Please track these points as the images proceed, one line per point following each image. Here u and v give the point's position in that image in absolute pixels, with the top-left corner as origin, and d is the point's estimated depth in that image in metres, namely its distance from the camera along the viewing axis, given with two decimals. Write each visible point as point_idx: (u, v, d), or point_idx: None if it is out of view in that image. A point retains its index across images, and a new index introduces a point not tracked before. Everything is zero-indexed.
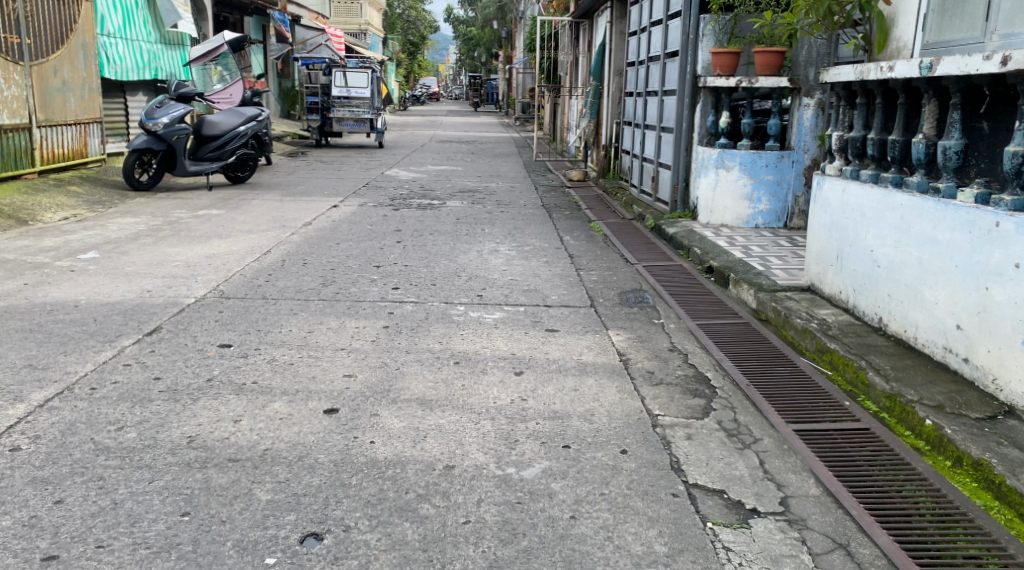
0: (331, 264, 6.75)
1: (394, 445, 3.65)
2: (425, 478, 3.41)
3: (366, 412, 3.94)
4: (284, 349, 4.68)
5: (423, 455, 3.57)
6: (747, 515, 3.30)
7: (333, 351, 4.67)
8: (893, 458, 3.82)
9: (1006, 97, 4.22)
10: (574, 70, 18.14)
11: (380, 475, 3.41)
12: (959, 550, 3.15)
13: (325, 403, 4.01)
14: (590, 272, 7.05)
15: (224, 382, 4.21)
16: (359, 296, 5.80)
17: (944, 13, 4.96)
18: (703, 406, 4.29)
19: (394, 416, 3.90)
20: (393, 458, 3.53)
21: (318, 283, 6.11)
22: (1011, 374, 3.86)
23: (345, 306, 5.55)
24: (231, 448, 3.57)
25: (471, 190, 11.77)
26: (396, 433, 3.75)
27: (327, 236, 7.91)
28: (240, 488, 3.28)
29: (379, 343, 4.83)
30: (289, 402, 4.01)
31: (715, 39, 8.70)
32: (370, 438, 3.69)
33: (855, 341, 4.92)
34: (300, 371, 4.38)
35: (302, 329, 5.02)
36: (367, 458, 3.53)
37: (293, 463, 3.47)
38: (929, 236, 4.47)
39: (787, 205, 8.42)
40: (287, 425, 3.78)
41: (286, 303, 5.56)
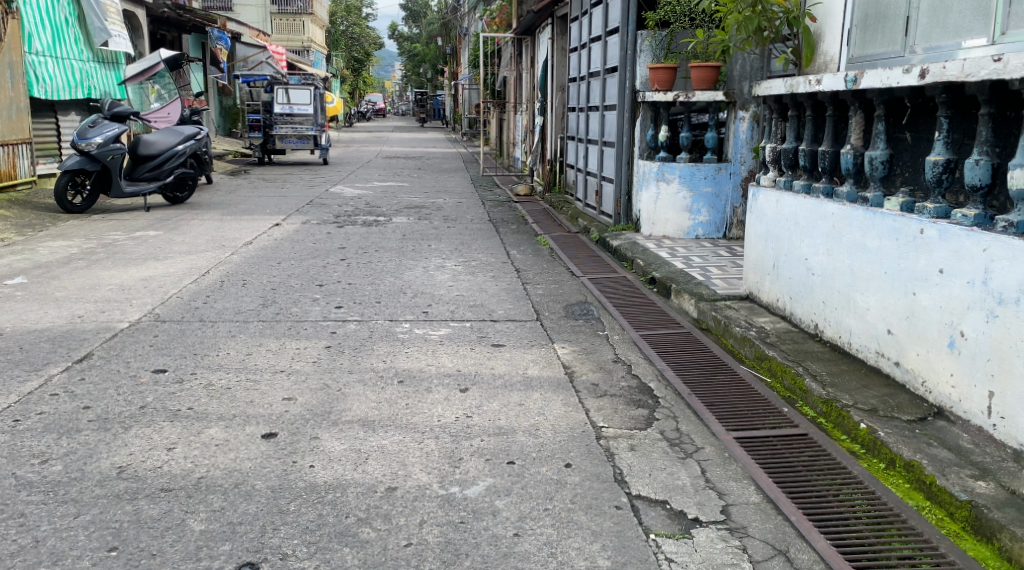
0: (271, 283, 6.68)
1: (334, 469, 3.61)
2: (366, 501, 3.38)
3: (306, 435, 3.90)
4: (221, 373, 4.61)
5: (364, 478, 3.54)
6: (689, 525, 3.34)
7: (272, 374, 4.61)
8: (830, 463, 3.89)
9: (926, 109, 4.37)
10: (518, 86, 18.30)
11: (319, 500, 3.37)
12: (893, 551, 3.20)
13: (262, 428, 3.96)
14: (536, 286, 7.07)
15: (158, 409, 4.13)
16: (301, 316, 5.76)
17: (866, 28, 5.11)
18: (645, 416, 4.33)
19: (334, 439, 3.87)
20: (332, 483, 3.50)
21: (258, 303, 6.04)
22: (939, 377, 3.96)
23: (286, 326, 5.49)
24: (163, 477, 3.50)
25: (417, 206, 11.74)
26: (336, 456, 3.71)
27: (267, 255, 7.82)
28: (172, 520, 3.22)
29: (321, 364, 4.79)
30: (225, 427, 3.95)
31: (652, 55, 8.83)
32: (309, 463, 3.65)
33: (792, 348, 5.02)
34: (237, 395, 4.31)
35: (240, 351, 4.96)
36: (306, 483, 3.49)
37: (229, 491, 3.42)
38: (859, 244, 4.59)
39: (725, 216, 8.60)
40: (224, 451, 3.73)
41: (224, 325, 5.49)
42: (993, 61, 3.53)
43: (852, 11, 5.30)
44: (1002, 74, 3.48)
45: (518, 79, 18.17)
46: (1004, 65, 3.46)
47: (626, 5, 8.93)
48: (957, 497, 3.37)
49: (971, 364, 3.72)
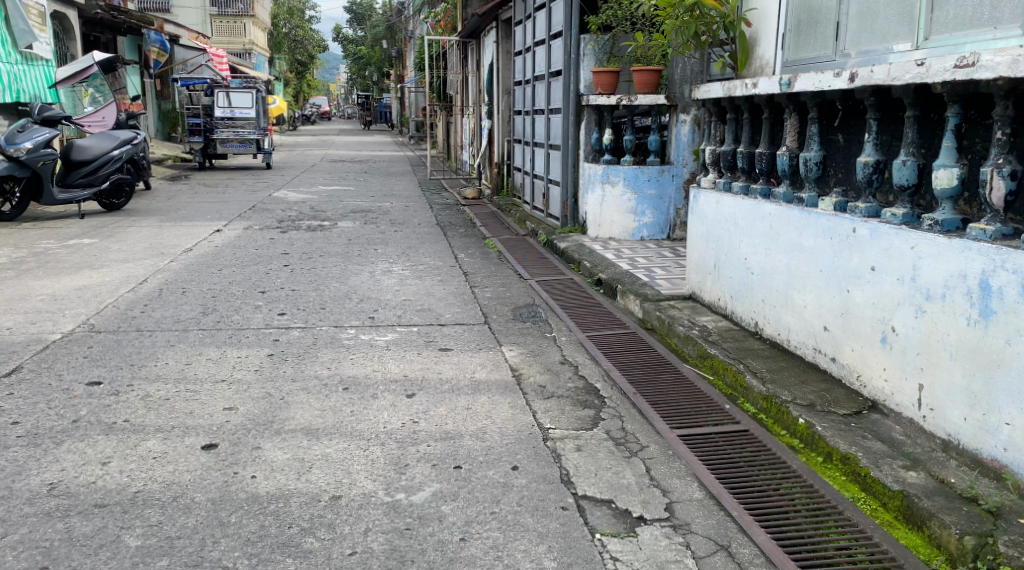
0: (212, 291, 6.60)
1: (277, 479, 3.60)
2: (309, 511, 3.37)
3: (248, 445, 3.87)
4: (159, 385, 4.54)
5: (308, 487, 3.54)
6: (634, 524, 3.39)
7: (213, 384, 4.56)
8: (770, 457, 3.98)
9: (856, 111, 4.50)
10: (464, 89, 18.33)
11: (261, 511, 3.36)
12: (830, 542, 3.29)
13: (202, 439, 3.92)
14: (484, 289, 7.10)
15: (92, 422, 4.06)
16: (243, 324, 5.70)
17: (799, 33, 5.24)
18: (592, 416, 4.39)
19: (276, 448, 3.85)
20: (275, 493, 3.48)
21: (198, 312, 5.97)
22: (873, 371, 4.07)
23: (227, 335, 5.43)
24: (97, 493, 3.45)
25: (363, 210, 11.69)
26: (279, 466, 3.69)
27: (207, 262, 7.72)
28: (106, 536, 3.18)
29: (263, 373, 4.76)
30: (163, 439, 3.90)
31: (596, 59, 8.93)
32: (251, 473, 3.63)
33: (733, 346, 5.12)
34: (176, 406, 4.27)
35: (179, 361, 4.90)
36: (247, 494, 3.48)
37: (167, 505, 3.38)
38: (795, 243, 4.70)
39: (669, 217, 8.73)
40: (163, 464, 3.69)
41: (162, 335, 5.41)
42: (916, 65, 3.64)
43: (786, 15, 5.42)
44: (924, 78, 3.59)
45: (464, 82, 18.19)
46: (925, 69, 3.58)
47: (569, 10, 9.01)
48: (890, 488, 3.46)
49: (902, 358, 3.84)
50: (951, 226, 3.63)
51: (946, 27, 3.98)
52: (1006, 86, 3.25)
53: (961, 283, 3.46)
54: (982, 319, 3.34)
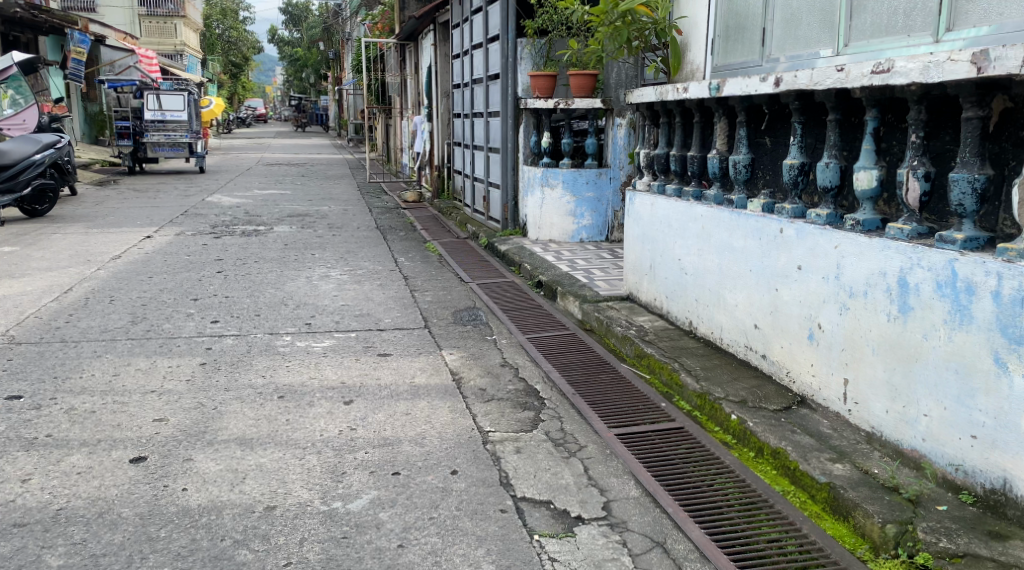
0: (141, 299, 6.50)
1: (209, 490, 3.57)
2: (243, 522, 3.35)
3: (178, 457, 3.84)
4: (85, 397, 4.47)
5: (241, 498, 3.52)
6: (572, 524, 3.45)
7: (142, 395, 4.50)
8: (704, 454, 4.08)
9: (782, 115, 4.62)
10: (403, 92, 18.27)
11: (192, 524, 3.33)
12: (761, 535, 3.39)
13: (130, 452, 3.87)
14: (424, 293, 7.11)
15: (11, 438, 3.97)
16: (174, 333, 5.63)
17: (728, 39, 5.37)
18: (531, 418, 4.44)
19: (208, 460, 3.82)
20: (207, 505, 3.46)
21: (126, 321, 5.87)
22: (801, 367, 4.19)
23: (157, 344, 5.36)
24: (17, 512, 3.39)
25: (300, 214, 11.60)
26: (211, 478, 3.67)
27: (136, 269, 7.59)
28: (27, 556, 3.13)
29: (195, 383, 4.70)
30: (88, 454, 3.84)
31: (532, 62, 9.08)
32: (182, 486, 3.60)
33: (669, 345, 5.22)
34: (102, 419, 4.20)
35: (106, 372, 4.82)
36: (178, 507, 3.45)
37: (92, 521, 3.34)
38: (726, 244, 4.82)
39: (608, 219, 8.85)
40: (88, 479, 3.63)
41: (88, 345, 5.31)
42: (836, 70, 3.76)
43: (715, 20, 5.54)
44: (843, 83, 3.72)
45: (403, 85, 18.13)
46: (845, 74, 3.69)
47: (505, 14, 9.08)
48: (817, 480, 3.57)
49: (828, 354, 3.96)
50: (872, 226, 3.77)
51: (865, 34, 4.10)
52: (919, 91, 3.37)
53: (881, 281, 3.59)
54: (901, 315, 3.47)
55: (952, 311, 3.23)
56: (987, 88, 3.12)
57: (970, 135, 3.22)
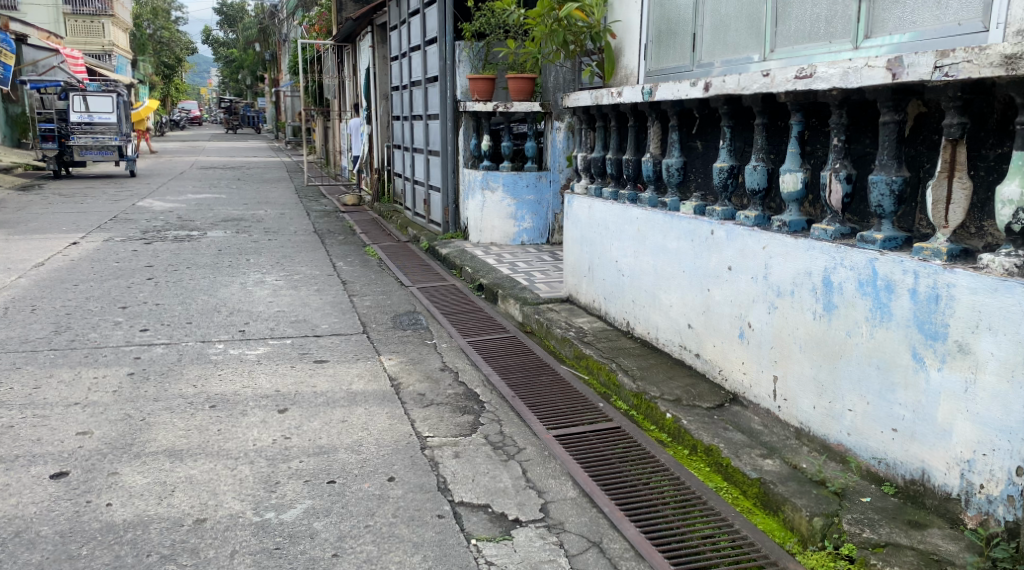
0: (65, 308, 6.34)
1: (135, 505, 3.51)
2: (170, 536, 3.31)
3: (103, 471, 3.76)
4: (4, 411, 4.35)
5: (169, 512, 3.46)
6: (509, 527, 3.47)
7: (65, 408, 4.40)
8: (640, 453, 4.13)
9: (712, 119, 4.71)
10: (341, 93, 18.13)
11: (117, 540, 3.27)
12: (695, 531, 3.45)
13: (52, 467, 3.79)
14: (363, 297, 7.07)
15: None
16: (100, 342, 5.51)
17: (660, 44, 5.44)
18: (471, 422, 4.45)
19: (135, 473, 3.75)
20: (132, 520, 3.40)
21: (49, 331, 5.73)
22: (733, 365, 4.27)
23: (82, 354, 5.24)
24: None
25: (235, 219, 11.43)
26: (137, 491, 3.60)
27: (61, 277, 7.40)
28: None
29: (122, 394, 4.61)
30: (7, 470, 3.75)
31: (470, 65, 9.05)
32: (106, 501, 3.53)
33: (607, 345, 5.27)
34: (22, 434, 4.10)
35: (27, 385, 4.70)
36: (101, 523, 3.38)
37: (9, 541, 3.26)
38: (661, 245, 4.89)
39: (548, 222, 8.92)
40: (6, 497, 3.54)
41: (8, 357, 5.17)
42: (762, 76, 3.83)
43: (648, 25, 5.61)
44: (769, 88, 3.79)
45: (341, 86, 18.00)
46: (770, 79, 3.77)
47: (442, 16, 9.06)
48: (748, 476, 3.65)
49: (759, 352, 4.04)
50: (797, 227, 3.86)
51: (790, 40, 4.19)
52: (839, 96, 3.46)
53: (806, 280, 3.68)
54: (827, 313, 3.56)
55: (873, 308, 3.33)
56: (903, 93, 3.22)
57: (887, 138, 3.32)
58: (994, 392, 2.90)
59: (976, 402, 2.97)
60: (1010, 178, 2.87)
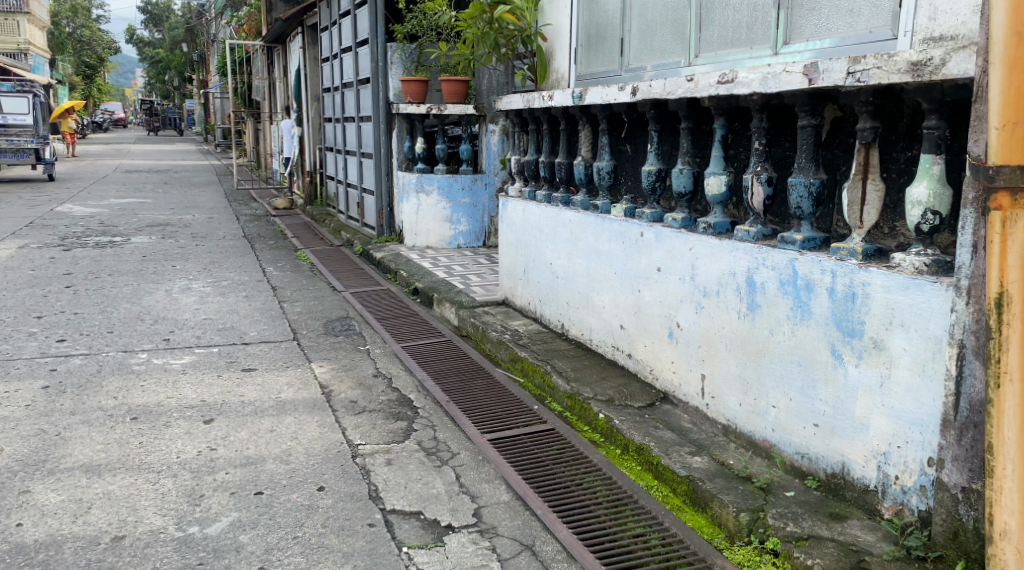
0: None
1: (49, 524, 3.41)
2: (86, 555, 3.22)
3: (14, 490, 3.65)
4: None
5: (85, 530, 3.37)
6: (441, 533, 3.46)
7: None
8: (573, 454, 4.16)
9: (640, 122, 4.77)
10: (272, 94, 17.87)
11: (29, 562, 3.18)
12: (626, 531, 3.48)
13: None
14: (294, 303, 6.99)
15: None
16: (14, 354, 5.34)
17: (589, 48, 5.49)
18: (404, 428, 4.43)
19: (49, 490, 3.65)
20: (46, 540, 3.30)
21: None
22: (663, 365, 4.33)
23: None
24: None
25: (161, 224, 11.19)
26: (51, 510, 3.51)
27: None
28: None
29: (36, 408, 4.47)
30: None
31: (403, 67, 9.01)
32: (18, 521, 3.43)
33: (541, 348, 5.30)
34: None
35: None
36: (13, 544, 3.28)
37: None
38: (593, 247, 4.93)
39: (484, 225, 8.94)
40: None
41: None
42: (686, 81, 3.89)
43: (576, 30, 5.66)
44: (693, 93, 3.85)
45: (272, 87, 17.75)
46: (694, 84, 3.83)
47: (374, 18, 9.01)
48: (677, 474, 3.70)
49: (688, 351, 4.10)
50: (722, 229, 3.93)
51: (713, 45, 4.27)
52: (760, 101, 3.54)
53: (731, 280, 3.75)
54: (751, 312, 3.64)
55: (794, 307, 3.41)
56: (819, 97, 3.30)
57: (805, 142, 3.40)
58: (907, 386, 2.99)
59: (891, 396, 3.05)
60: (919, 179, 2.95)
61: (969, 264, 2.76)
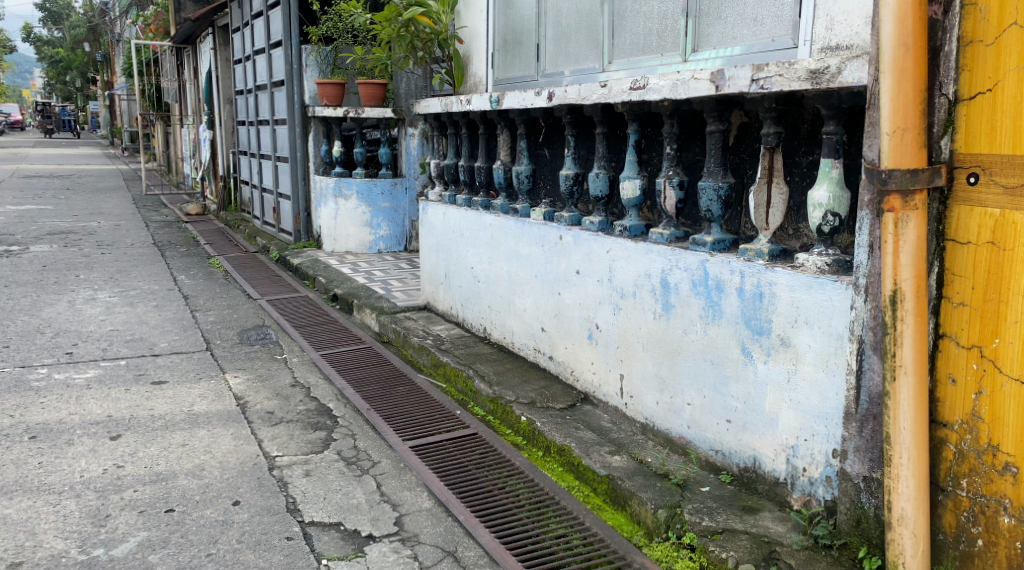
0: None
1: None
2: None
3: None
4: None
5: None
6: (362, 543, 3.44)
7: None
8: (496, 457, 4.18)
9: (557, 127, 4.81)
10: (181, 97, 17.46)
11: None
12: (548, 533, 3.51)
13: None
14: (206, 312, 6.84)
15: None
16: None
17: (507, 53, 5.52)
18: (323, 438, 4.38)
19: None
20: None
21: None
22: (583, 366, 4.38)
23: None
24: None
25: (63, 232, 10.82)
26: None
27: None
28: None
29: None
30: None
31: (318, 69, 8.89)
32: None
33: (464, 352, 5.30)
34: None
35: None
36: None
37: None
38: (513, 251, 4.96)
39: (404, 229, 8.96)
40: None
41: None
42: (600, 86, 3.95)
43: (493, 35, 5.69)
44: (607, 98, 3.91)
45: (180, 90, 17.34)
46: (608, 90, 3.89)
47: (287, 19, 8.90)
48: (597, 473, 3.75)
49: (606, 352, 4.16)
50: (637, 231, 4.00)
51: (625, 52, 4.34)
52: (670, 107, 3.62)
53: (646, 282, 3.82)
54: (666, 313, 3.71)
55: (706, 307, 3.49)
56: (726, 104, 3.39)
57: (714, 147, 3.49)
58: (813, 381, 3.09)
59: (798, 391, 3.16)
60: (819, 183, 3.06)
61: (867, 263, 2.87)
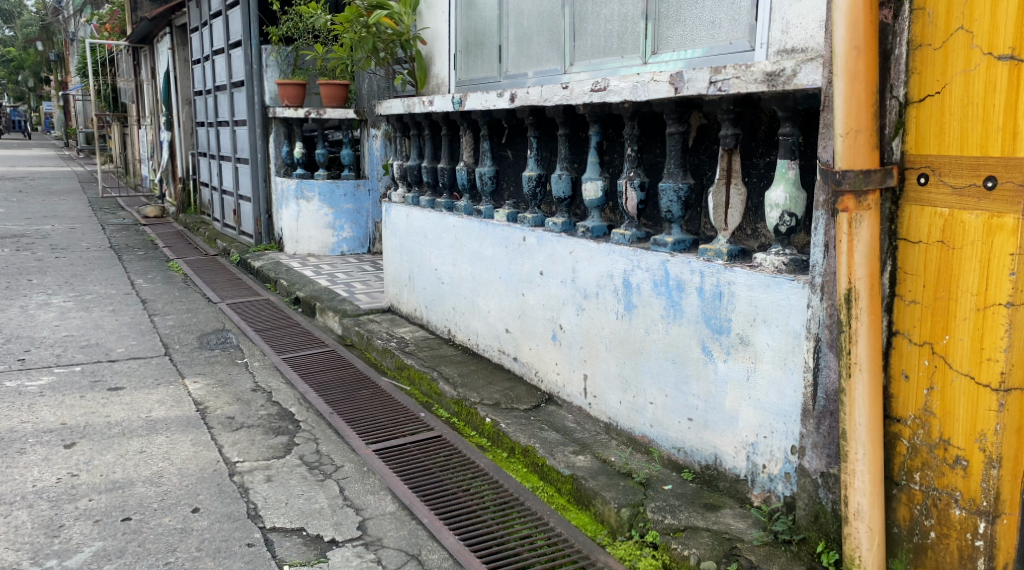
0: None
1: None
2: None
3: None
4: None
5: None
6: (325, 548, 3.43)
7: None
8: (460, 459, 4.18)
9: (519, 128, 4.83)
10: (138, 98, 17.24)
11: None
12: (512, 534, 3.52)
13: None
14: (165, 317, 6.76)
15: None
16: None
17: (469, 54, 5.53)
18: (285, 443, 4.36)
19: None
20: None
21: None
22: (547, 366, 4.40)
23: None
24: None
25: (16, 235, 10.62)
26: None
27: None
28: None
29: None
30: None
31: (279, 70, 8.83)
32: None
33: (428, 354, 5.29)
34: None
35: None
36: None
37: None
38: (477, 252, 4.97)
39: (368, 231, 8.92)
40: None
41: None
42: (561, 88, 3.96)
43: (454, 36, 5.69)
44: (568, 100, 3.93)
45: (137, 91, 17.12)
46: (569, 92, 3.90)
47: (246, 19, 8.81)
48: (561, 474, 3.76)
49: (570, 352, 4.19)
50: (600, 232, 4.03)
51: (586, 54, 4.36)
52: (631, 108, 3.65)
53: (609, 282, 3.85)
54: (628, 313, 3.74)
55: (667, 307, 3.53)
56: (685, 105, 3.43)
57: (674, 148, 3.52)
58: (772, 379, 3.14)
59: (757, 389, 3.20)
60: (776, 183, 3.10)
61: (823, 263, 2.91)
